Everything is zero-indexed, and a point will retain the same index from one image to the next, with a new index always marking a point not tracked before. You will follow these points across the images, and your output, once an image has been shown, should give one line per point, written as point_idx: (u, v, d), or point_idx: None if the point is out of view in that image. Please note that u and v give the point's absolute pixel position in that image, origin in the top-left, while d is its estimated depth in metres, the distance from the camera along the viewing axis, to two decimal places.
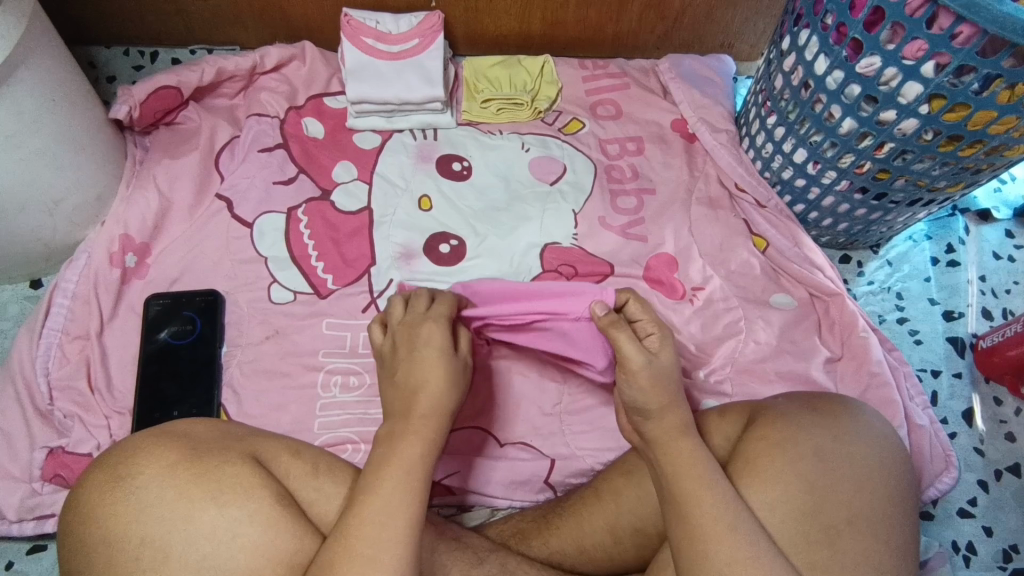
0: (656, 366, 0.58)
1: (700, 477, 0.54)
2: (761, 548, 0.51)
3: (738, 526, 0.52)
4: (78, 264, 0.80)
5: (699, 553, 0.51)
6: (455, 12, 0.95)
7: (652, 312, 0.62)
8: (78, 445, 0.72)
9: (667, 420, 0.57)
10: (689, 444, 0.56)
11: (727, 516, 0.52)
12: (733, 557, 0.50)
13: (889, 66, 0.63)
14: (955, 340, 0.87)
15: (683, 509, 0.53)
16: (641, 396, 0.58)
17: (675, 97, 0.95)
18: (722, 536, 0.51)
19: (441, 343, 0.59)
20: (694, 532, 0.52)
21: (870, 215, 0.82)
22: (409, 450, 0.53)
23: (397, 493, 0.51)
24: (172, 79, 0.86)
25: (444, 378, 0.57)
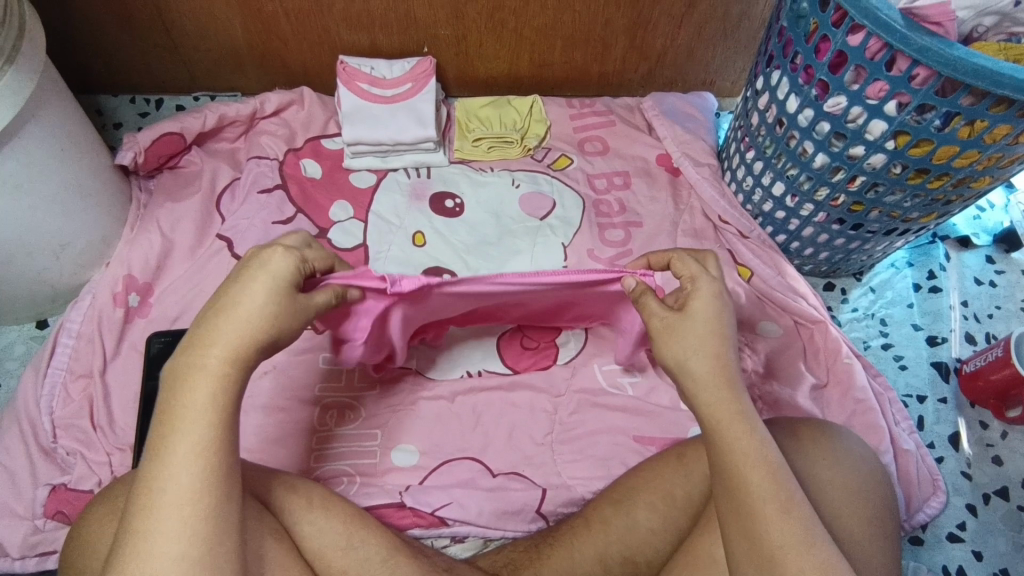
0: (671, 323, 0.57)
1: (753, 457, 0.52)
2: (817, 534, 0.50)
3: (791, 503, 0.51)
4: (83, 304, 0.83)
5: (751, 533, 0.50)
6: (446, 56, 0.99)
7: (693, 264, 0.59)
8: (80, 482, 0.74)
9: (699, 375, 0.55)
10: (741, 426, 0.53)
11: (778, 498, 0.51)
12: (785, 540, 0.49)
13: (854, 105, 0.67)
14: (939, 365, 0.89)
15: (735, 488, 0.52)
16: (693, 356, 0.55)
17: (659, 133, 0.99)
18: (772, 516, 0.50)
19: (272, 269, 0.50)
20: (748, 510, 0.51)
21: (849, 245, 0.85)
22: (200, 392, 0.47)
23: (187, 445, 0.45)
24: (175, 126, 0.90)
25: (268, 301, 0.49)
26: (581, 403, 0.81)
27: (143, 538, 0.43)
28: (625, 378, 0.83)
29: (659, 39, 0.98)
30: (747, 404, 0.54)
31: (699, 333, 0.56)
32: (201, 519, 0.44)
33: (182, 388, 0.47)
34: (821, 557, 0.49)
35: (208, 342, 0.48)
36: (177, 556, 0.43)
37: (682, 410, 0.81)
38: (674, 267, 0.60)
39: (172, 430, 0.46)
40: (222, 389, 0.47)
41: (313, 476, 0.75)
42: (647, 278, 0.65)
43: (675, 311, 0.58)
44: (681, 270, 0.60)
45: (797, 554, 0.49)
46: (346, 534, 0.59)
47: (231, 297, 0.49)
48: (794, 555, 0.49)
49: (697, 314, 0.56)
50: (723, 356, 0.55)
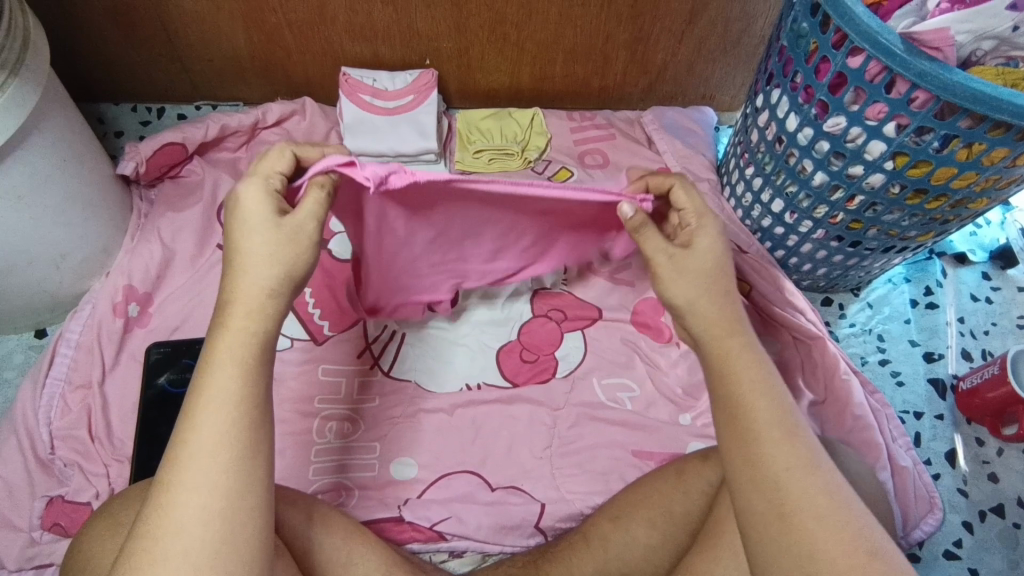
0: (677, 260, 0.56)
1: (756, 385, 0.52)
2: (821, 461, 0.49)
3: (796, 430, 0.50)
4: (82, 314, 0.83)
5: (756, 462, 0.49)
6: (448, 69, 1.00)
7: (696, 201, 0.59)
8: (77, 494, 0.73)
9: (703, 313, 0.55)
10: (746, 357, 0.53)
11: (781, 425, 0.50)
12: (790, 463, 0.48)
13: (854, 125, 0.67)
14: (936, 381, 0.89)
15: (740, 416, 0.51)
16: (701, 296, 0.55)
17: (658, 147, 1.00)
18: (778, 440, 0.49)
19: (259, 215, 0.51)
20: (751, 434, 0.50)
21: (847, 261, 0.85)
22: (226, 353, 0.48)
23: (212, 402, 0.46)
24: (177, 136, 0.90)
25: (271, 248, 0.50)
26: (580, 417, 0.81)
27: (174, 497, 0.44)
28: (624, 393, 0.83)
29: (659, 54, 0.99)
30: (750, 336, 0.55)
31: (702, 266, 0.56)
32: (231, 474, 0.45)
33: (213, 351, 0.48)
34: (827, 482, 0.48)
35: (232, 301, 0.49)
36: (200, 509, 0.44)
37: (680, 424, 0.81)
38: (676, 197, 0.60)
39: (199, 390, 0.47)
40: (246, 349, 0.48)
41: (314, 492, 0.74)
42: (645, 205, 0.61)
43: (682, 248, 0.56)
44: (684, 202, 0.60)
45: (804, 477, 0.48)
46: (347, 549, 0.59)
47: (239, 247, 0.50)
48: (798, 477, 0.48)
49: (700, 251, 0.56)
50: (729, 297, 0.56)
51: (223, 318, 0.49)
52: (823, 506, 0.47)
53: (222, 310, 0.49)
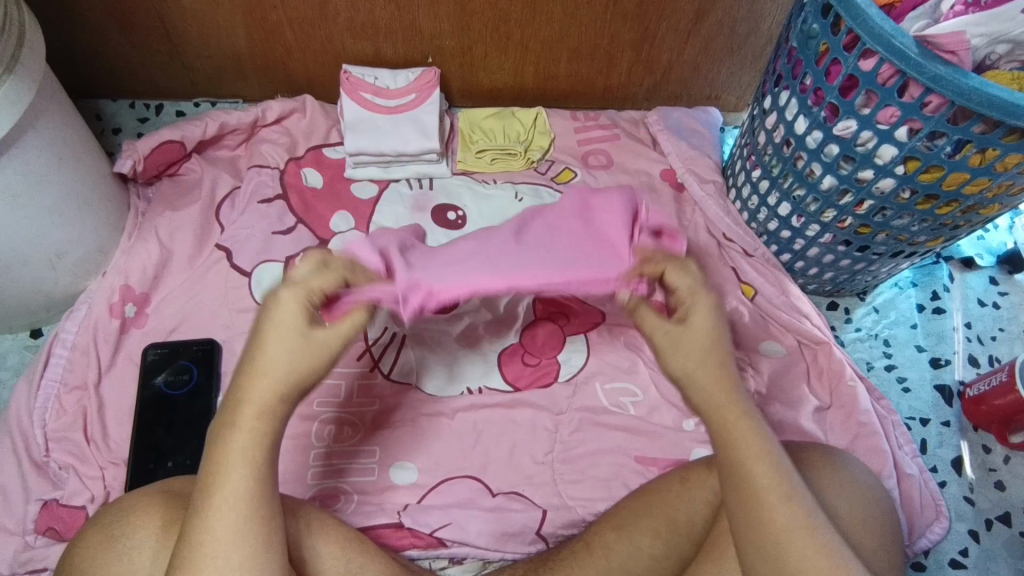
0: (674, 336, 0.53)
1: (760, 455, 0.53)
2: (817, 520, 0.52)
3: (798, 493, 0.52)
4: (78, 314, 0.81)
5: (754, 529, 0.52)
6: (451, 67, 0.98)
7: (690, 283, 0.54)
8: (72, 498, 0.72)
9: (704, 387, 0.54)
10: (753, 428, 0.54)
11: (782, 487, 0.52)
12: (790, 524, 0.51)
13: (864, 129, 0.66)
14: (943, 387, 0.88)
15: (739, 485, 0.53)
16: (702, 369, 0.54)
17: (663, 148, 0.99)
18: (775, 506, 0.52)
19: (276, 338, 0.48)
20: (756, 498, 0.52)
21: (854, 266, 0.84)
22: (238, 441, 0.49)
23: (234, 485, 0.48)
24: (176, 134, 0.89)
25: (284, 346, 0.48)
26: (583, 422, 0.80)
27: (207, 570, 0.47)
28: (627, 398, 0.82)
29: (665, 54, 0.97)
30: (749, 407, 0.55)
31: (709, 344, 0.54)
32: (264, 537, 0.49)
33: (227, 432, 0.49)
34: (823, 540, 0.51)
35: (241, 400, 0.49)
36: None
37: (684, 430, 0.80)
38: (669, 279, 0.55)
39: (218, 474, 0.49)
40: (258, 439, 0.49)
41: (311, 498, 0.73)
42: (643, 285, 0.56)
43: (678, 323, 0.54)
44: (679, 282, 0.55)
45: (801, 540, 0.51)
46: (345, 559, 0.58)
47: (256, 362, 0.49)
48: (800, 541, 0.51)
49: (698, 327, 0.54)
50: (725, 366, 0.54)
51: (233, 411, 0.49)
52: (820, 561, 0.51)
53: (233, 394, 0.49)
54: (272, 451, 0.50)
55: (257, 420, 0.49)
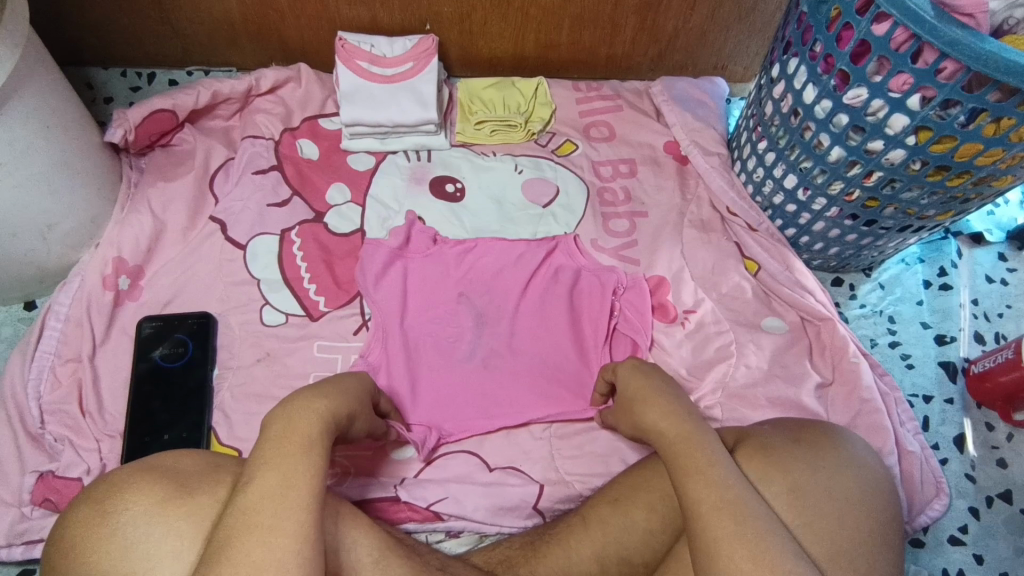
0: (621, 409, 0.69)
1: (701, 474, 0.57)
2: (755, 530, 0.53)
3: (739, 505, 0.54)
4: (71, 286, 0.80)
5: (697, 531, 0.55)
6: (450, 35, 0.96)
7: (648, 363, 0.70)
8: (68, 469, 0.72)
9: (655, 418, 0.63)
10: (695, 446, 0.59)
11: (716, 501, 0.55)
12: (720, 533, 0.53)
13: (876, 98, 0.64)
14: (947, 364, 0.87)
15: (687, 493, 0.57)
16: (641, 410, 0.65)
17: (667, 120, 0.96)
18: (708, 515, 0.54)
19: (348, 384, 0.62)
20: (692, 514, 0.55)
21: (860, 241, 0.82)
22: (308, 420, 0.54)
23: (299, 455, 0.52)
24: (167, 103, 0.86)
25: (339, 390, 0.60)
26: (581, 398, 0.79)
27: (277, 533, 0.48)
28: None
29: (670, 22, 0.95)
30: (695, 428, 0.60)
31: (643, 395, 0.65)
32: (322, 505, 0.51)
33: (297, 415, 0.55)
34: (760, 551, 0.52)
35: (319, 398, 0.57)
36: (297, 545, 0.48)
37: None
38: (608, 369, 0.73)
39: (286, 448, 0.52)
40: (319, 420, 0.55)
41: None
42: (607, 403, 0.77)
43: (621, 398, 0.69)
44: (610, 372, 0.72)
45: (735, 547, 0.52)
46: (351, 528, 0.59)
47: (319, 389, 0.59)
48: (731, 550, 0.52)
49: (631, 388, 0.68)
50: (669, 402, 0.63)
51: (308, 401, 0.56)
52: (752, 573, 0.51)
53: (302, 398, 0.56)
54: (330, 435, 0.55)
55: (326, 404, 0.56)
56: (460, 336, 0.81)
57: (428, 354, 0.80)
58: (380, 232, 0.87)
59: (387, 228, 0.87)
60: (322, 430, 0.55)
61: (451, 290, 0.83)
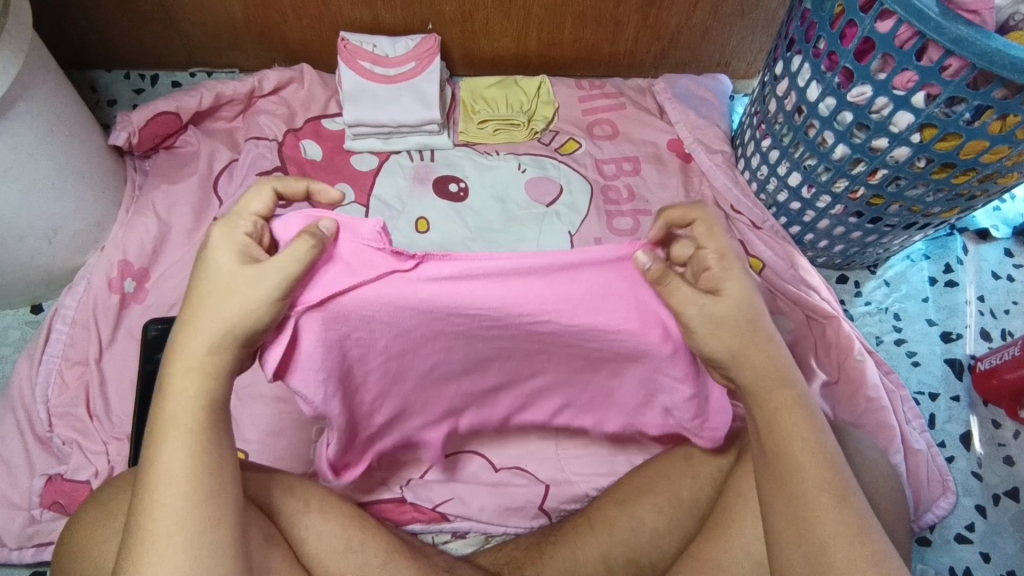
0: (710, 312, 0.52)
1: (815, 452, 0.52)
2: (870, 523, 0.50)
3: (851, 497, 0.50)
4: (77, 290, 0.80)
5: (807, 519, 0.50)
6: (452, 34, 0.96)
7: (715, 237, 0.54)
8: (76, 473, 0.72)
9: (754, 365, 0.54)
10: (803, 420, 0.53)
11: (834, 488, 0.50)
12: (838, 529, 0.49)
13: (880, 95, 0.63)
14: (953, 361, 0.87)
15: (795, 475, 0.51)
16: (746, 350, 0.53)
17: (670, 117, 0.96)
18: (827, 505, 0.50)
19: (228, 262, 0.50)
20: (805, 497, 0.50)
21: (865, 238, 0.82)
22: (177, 414, 0.49)
23: (172, 466, 0.47)
24: (171, 105, 0.87)
25: (227, 305, 0.49)
26: None
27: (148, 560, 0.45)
28: None
29: (673, 19, 0.94)
30: (802, 393, 0.54)
31: (731, 326, 0.53)
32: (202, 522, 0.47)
33: (165, 413, 0.49)
34: (877, 549, 0.49)
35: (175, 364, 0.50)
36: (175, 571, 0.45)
37: None
38: (697, 233, 0.54)
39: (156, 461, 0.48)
40: (187, 410, 0.49)
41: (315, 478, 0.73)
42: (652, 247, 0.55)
43: (713, 295, 0.53)
44: (704, 238, 0.54)
45: (851, 543, 0.49)
46: (346, 537, 0.58)
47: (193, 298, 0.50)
48: (848, 545, 0.49)
49: (733, 299, 0.53)
50: (773, 345, 0.54)
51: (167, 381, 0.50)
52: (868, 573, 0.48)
53: (166, 375, 0.50)
54: (208, 432, 0.49)
55: (189, 382, 0.49)
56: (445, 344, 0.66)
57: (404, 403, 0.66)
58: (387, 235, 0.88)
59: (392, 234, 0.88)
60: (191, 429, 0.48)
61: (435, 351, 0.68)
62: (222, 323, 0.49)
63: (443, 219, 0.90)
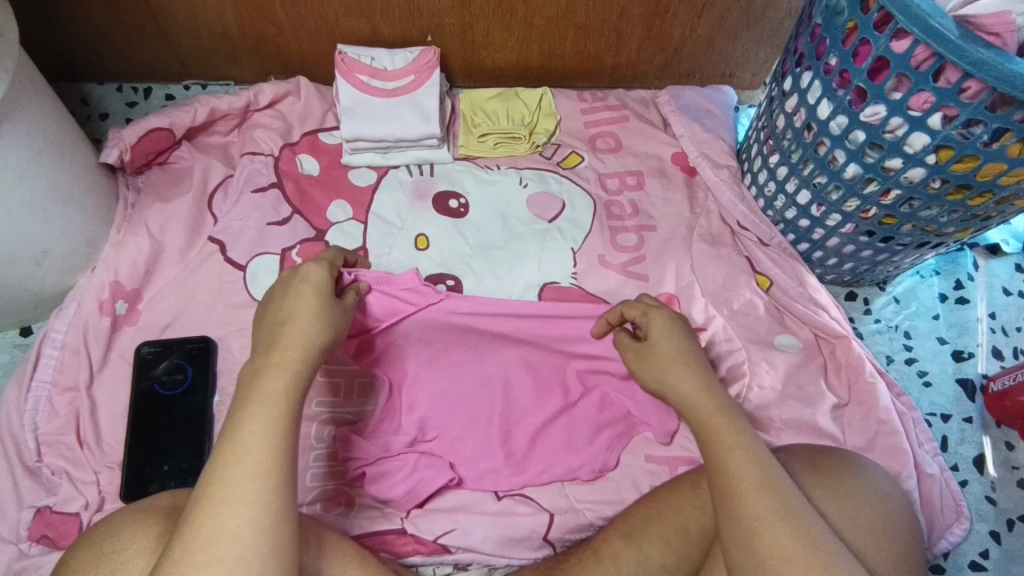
0: (641, 352, 0.68)
1: (740, 451, 0.58)
2: (793, 506, 0.55)
3: (776, 484, 0.56)
4: (67, 312, 0.78)
5: (732, 506, 0.56)
6: (452, 46, 0.93)
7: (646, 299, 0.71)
8: (66, 504, 0.71)
9: (683, 383, 0.64)
10: (730, 424, 0.60)
11: (756, 477, 0.56)
12: (761, 512, 0.54)
13: (894, 116, 0.61)
14: (965, 381, 0.85)
15: (722, 471, 0.58)
16: (672, 373, 0.64)
17: (674, 130, 0.94)
18: (749, 492, 0.55)
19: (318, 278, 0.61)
20: (731, 489, 0.56)
21: (876, 257, 0.80)
22: (273, 398, 0.52)
23: (258, 449, 0.49)
24: (163, 121, 0.84)
25: (316, 314, 0.58)
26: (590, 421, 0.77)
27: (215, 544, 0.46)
28: None
29: (677, 30, 0.92)
30: (727, 405, 0.62)
31: (674, 366, 0.64)
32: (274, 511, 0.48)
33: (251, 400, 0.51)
34: (800, 528, 0.54)
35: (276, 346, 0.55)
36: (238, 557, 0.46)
37: None
38: (625, 313, 0.71)
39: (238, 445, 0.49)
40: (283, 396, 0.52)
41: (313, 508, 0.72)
42: None
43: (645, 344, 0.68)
44: (634, 310, 0.70)
45: (774, 524, 0.54)
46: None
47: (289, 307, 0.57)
48: (774, 527, 0.53)
49: (660, 338, 0.66)
50: (695, 369, 0.64)
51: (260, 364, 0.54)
52: (790, 547, 0.52)
53: (262, 360, 0.54)
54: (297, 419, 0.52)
55: (289, 364, 0.54)
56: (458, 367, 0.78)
57: (425, 410, 0.76)
58: (386, 252, 0.86)
59: (390, 251, 0.86)
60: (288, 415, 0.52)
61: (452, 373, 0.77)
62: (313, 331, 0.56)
63: (441, 235, 0.88)
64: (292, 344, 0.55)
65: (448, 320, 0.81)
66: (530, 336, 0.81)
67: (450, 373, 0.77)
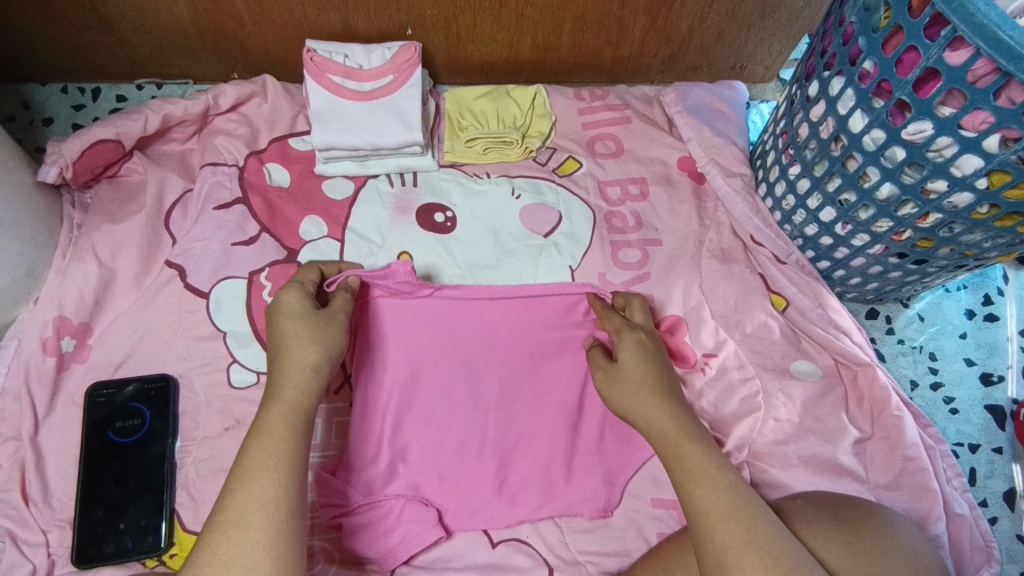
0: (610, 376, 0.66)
1: (712, 482, 0.57)
2: (765, 531, 0.54)
3: (746, 510, 0.55)
4: (7, 352, 0.70)
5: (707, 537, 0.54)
6: (435, 39, 0.84)
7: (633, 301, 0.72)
8: (10, 572, 0.64)
9: (646, 406, 0.62)
10: (700, 451, 0.59)
11: (727, 505, 0.55)
12: (731, 542, 0.53)
13: (942, 134, 0.53)
14: (994, 408, 0.79)
15: (693, 501, 0.57)
16: (638, 395, 0.63)
17: (681, 133, 0.86)
18: (716, 522, 0.55)
19: (294, 304, 0.61)
20: (702, 519, 0.55)
21: (905, 277, 0.73)
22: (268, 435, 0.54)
23: (256, 488, 0.51)
24: (110, 131, 0.75)
25: (305, 338, 0.59)
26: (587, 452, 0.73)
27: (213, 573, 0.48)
28: None
29: (685, 21, 0.83)
30: (697, 429, 0.60)
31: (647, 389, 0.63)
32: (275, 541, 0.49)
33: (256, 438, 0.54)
34: (771, 555, 0.52)
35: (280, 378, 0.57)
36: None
37: None
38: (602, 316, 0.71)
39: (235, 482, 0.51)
40: (285, 434, 0.54)
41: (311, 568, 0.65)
42: None
43: (614, 364, 0.67)
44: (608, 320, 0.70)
45: (745, 553, 0.52)
46: None
47: (281, 336, 0.59)
48: (742, 557, 0.52)
49: (626, 362, 0.65)
50: (671, 389, 0.63)
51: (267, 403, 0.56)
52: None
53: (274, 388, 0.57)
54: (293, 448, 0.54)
55: (292, 393, 0.56)
56: (454, 379, 0.73)
57: (410, 434, 0.71)
58: None
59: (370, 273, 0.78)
60: (276, 451, 0.53)
61: (451, 377, 0.73)
62: (308, 358, 0.58)
63: (426, 254, 0.79)
64: (292, 373, 0.57)
65: (439, 311, 0.74)
66: (529, 333, 0.74)
67: (438, 393, 0.72)
